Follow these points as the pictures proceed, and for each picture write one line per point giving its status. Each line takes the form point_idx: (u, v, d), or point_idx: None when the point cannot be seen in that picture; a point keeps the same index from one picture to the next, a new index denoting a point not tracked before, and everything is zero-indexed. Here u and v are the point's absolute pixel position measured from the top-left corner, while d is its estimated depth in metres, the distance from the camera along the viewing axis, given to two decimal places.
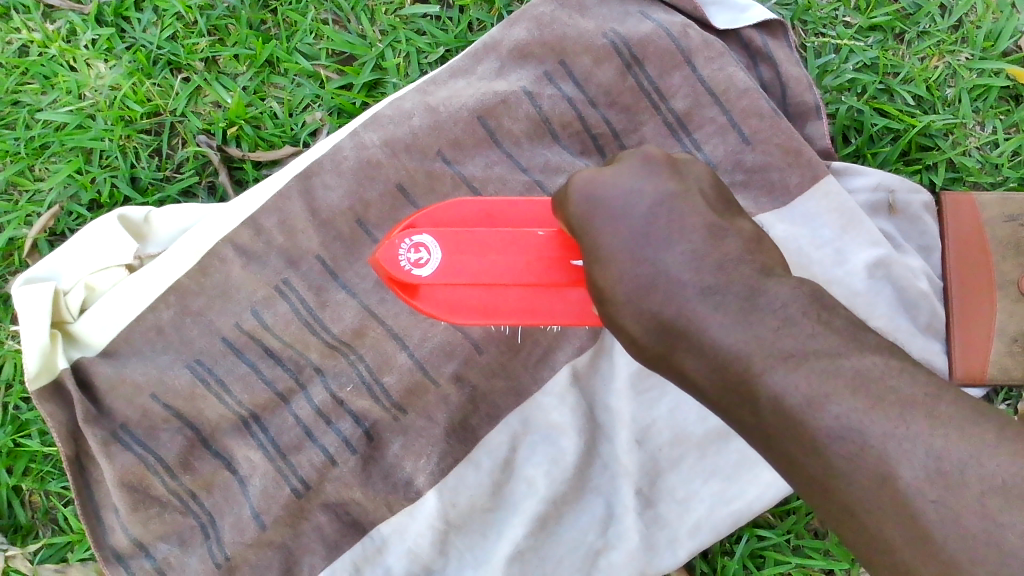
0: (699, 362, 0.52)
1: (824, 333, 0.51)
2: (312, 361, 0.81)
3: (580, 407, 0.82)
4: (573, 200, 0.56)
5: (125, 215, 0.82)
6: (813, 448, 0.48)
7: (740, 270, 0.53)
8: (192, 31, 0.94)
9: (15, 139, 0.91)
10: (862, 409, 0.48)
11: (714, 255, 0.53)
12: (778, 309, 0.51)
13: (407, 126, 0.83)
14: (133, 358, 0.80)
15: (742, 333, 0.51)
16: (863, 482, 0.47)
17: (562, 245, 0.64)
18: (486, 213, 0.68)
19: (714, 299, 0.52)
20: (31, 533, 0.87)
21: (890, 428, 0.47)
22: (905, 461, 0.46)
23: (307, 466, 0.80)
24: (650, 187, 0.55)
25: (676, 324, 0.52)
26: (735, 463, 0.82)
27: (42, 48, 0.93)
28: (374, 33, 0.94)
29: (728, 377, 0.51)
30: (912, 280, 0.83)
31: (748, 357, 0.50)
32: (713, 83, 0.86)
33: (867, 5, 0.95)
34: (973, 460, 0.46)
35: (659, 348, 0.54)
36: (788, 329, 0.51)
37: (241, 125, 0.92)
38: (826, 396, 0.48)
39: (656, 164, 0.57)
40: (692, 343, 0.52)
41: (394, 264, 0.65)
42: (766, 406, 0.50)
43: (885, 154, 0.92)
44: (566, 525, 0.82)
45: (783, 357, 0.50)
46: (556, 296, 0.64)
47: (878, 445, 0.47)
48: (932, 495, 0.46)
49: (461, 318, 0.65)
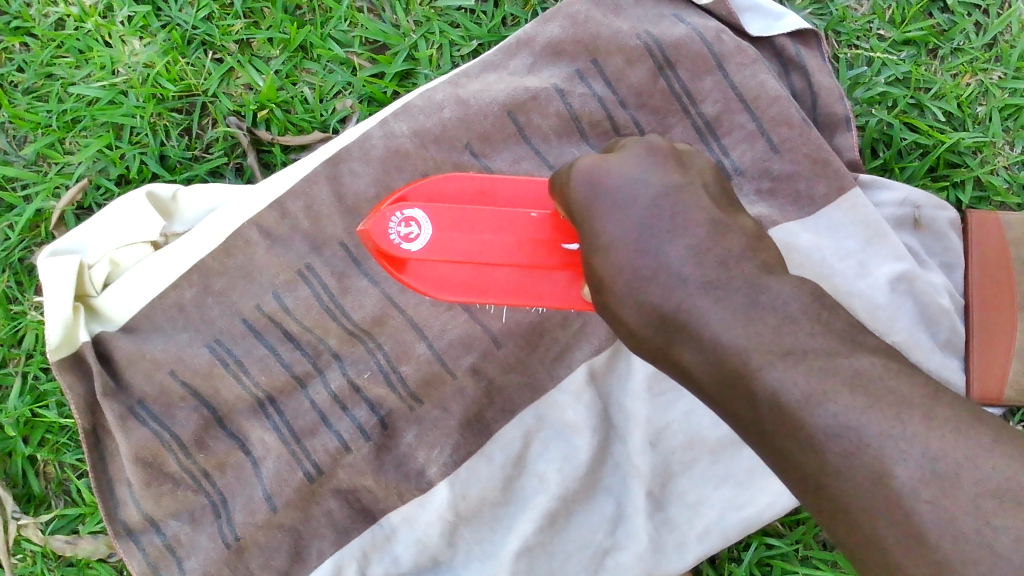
0: (698, 355, 0.52)
1: (823, 333, 0.51)
2: (331, 346, 0.81)
3: (595, 405, 0.82)
4: (575, 186, 0.56)
5: (153, 192, 0.82)
6: (810, 445, 0.48)
7: (741, 266, 0.53)
8: (227, 12, 0.94)
9: (47, 112, 0.91)
10: (859, 407, 0.48)
11: (716, 250, 0.53)
12: (778, 306, 0.51)
13: (437, 117, 0.84)
14: (154, 335, 0.80)
15: (743, 329, 0.51)
16: (858, 480, 0.47)
17: (553, 228, 0.65)
18: (478, 191, 0.70)
19: (714, 293, 0.52)
20: (44, 504, 0.87)
21: (886, 427, 0.47)
22: (901, 461, 0.47)
23: (321, 450, 0.80)
24: (654, 177, 0.55)
25: (675, 318, 0.52)
26: (747, 470, 0.82)
27: (79, 22, 0.93)
28: (408, 23, 0.95)
29: (726, 371, 0.51)
30: (935, 297, 0.83)
31: (746, 352, 0.50)
32: (744, 89, 0.85)
33: (902, 19, 0.95)
34: (969, 462, 0.47)
35: (656, 339, 0.53)
36: (787, 327, 0.51)
37: (271, 109, 0.92)
38: (823, 393, 0.48)
39: (659, 155, 0.56)
40: (692, 336, 0.52)
41: (384, 237, 0.68)
42: (763, 403, 0.50)
43: (913, 169, 0.91)
44: (575, 523, 0.82)
45: (780, 353, 0.50)
46: (542, 278, 0.66)
47: (875, 445, 0.47)
48: (926, 496, 0.46)
49: (448, 293, 0.67)
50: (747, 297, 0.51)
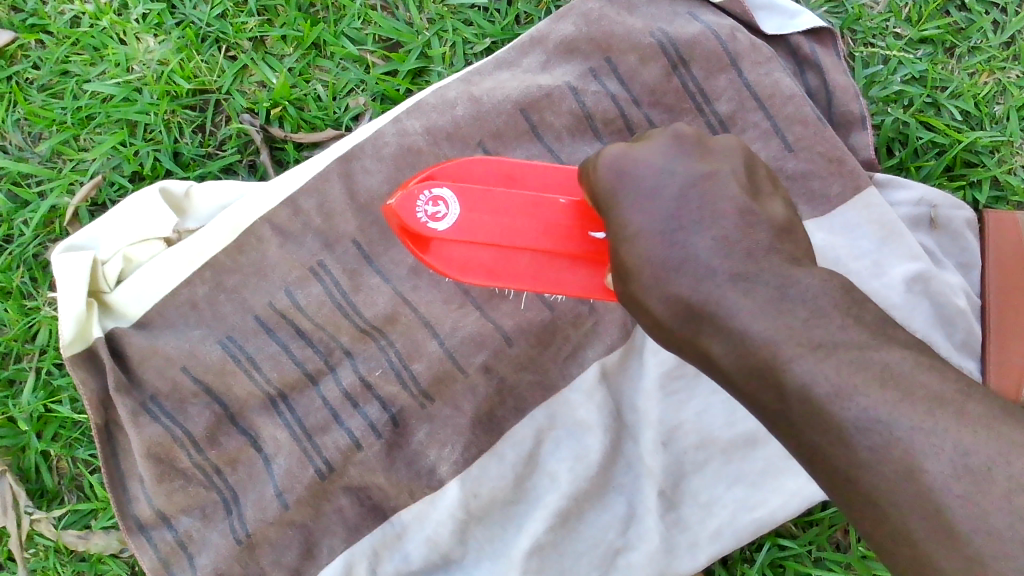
0: (725, 346, 0.52)
1: (854, 326, 0.50)
2: (342, 344, 0.81)
3: (607, 404, 0.81)
4: (601, 171, 0.56)
5: (167, 188, 0.82)
6: (840, 438, 0.48)
7: (769, 259, 0.52)
8: (241, 10, 0.94)
9: (62, 109, 0.92)
10: (890, 401, 0.47)
11: (744, 242, 0.53)
12: (808, 300, 0.51)
13: (450, 115, 0.84)
14: (167, 332, 0.81)
15: (770, 321, 0.50)
16: (886, 474, 0.47)
17: (581, 215, 0.65)
18: (503, 176, 0.69)
19: (742, 285, 0.51)
20: (57, 499, 0.87)
21: (918, 420, 0.47)
22: (931, 455, 0.46)
23: (332, 448, 0.80)
24: (681, 166, 0.55)
25: (705, 310, 0.52)
26: (760, 470, 0.81)
27: (94, 19, 0.94)
28: (421, 21, 0.95)
29: (755, 362, 0.51)
30: (950, 296, 0.82)
31: (777, 345, 0.50)
32: (759, 88, 0.85)
33: (919, 17, 0.94)
34: (1001, 458, 0.46)
35: (684, 332, 0.53)
36: (817, 320, 0.50)
37: (285, 106, 0.92)
38: (853, 387, 0.48)
39: (687, 144, 0.57)
40: (720, 327, 0.51)
41: (411, 214, 0.66)
42: (792, 394, 0.49)
43: (929, 168, 0.91)
44: (587, 522, 0.81)
45: (811, 346, 0.49)
46: (567, 266, 0.66)
47: (905, 438, 0.46)
48: (958, 490, 0.45)
49: (468, 275, 0.66)
50: (777, 291, 0.51)
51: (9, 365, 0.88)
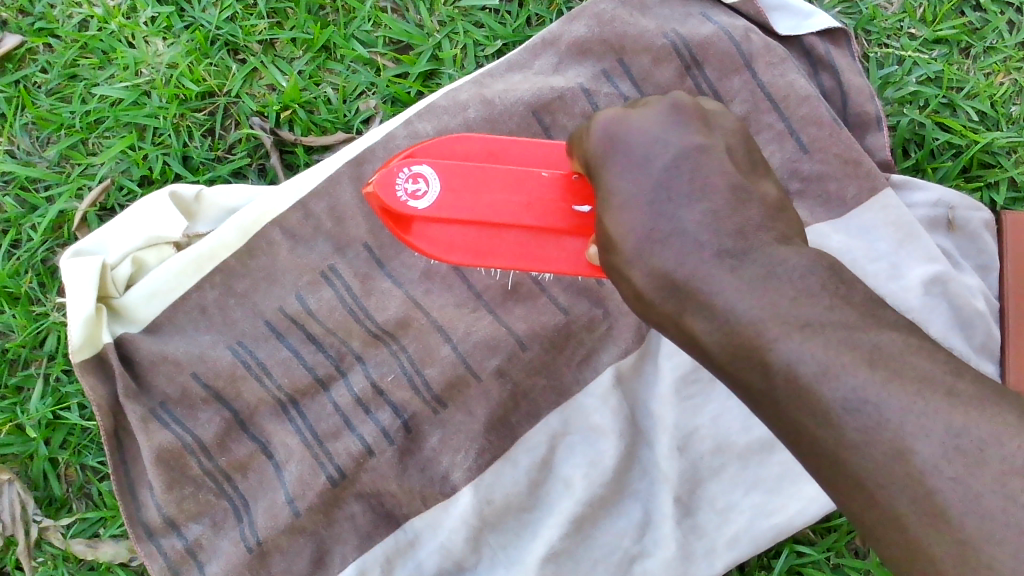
0: (710, 325, 0.50)
1: (841, 307, 0.49)
2: (353, 348, 0.80)
3: (622, 409, 0.80)
4: (595, 138, 0.56)
5: (177, 191, 0.81)
6: (826, 420, 0.46)
7: (759, 236, 0.51)
8: (251, 12, 0.94)
9: (71, 113, 0.91)
10: (878, 381, 0.46)
11: (735, 218, 0.51)
12: (795, 280, 0.49)
13: (462, 117, 0.83)
14: (176, 337, 0.80)
15: (757, 298, 0.48)
16: (875, 455, 0.45)
17: (565, 190, 0.64)
18: (488, 152, 0.68)
19: (730, 262, 0.50)
20: (65, 507, 0.86)
21: (907, 402, 0.45)
22: (921, 437, 0.44)
23: (344, 454, 0.79)
24: (675, 137, 0.54)
25: (688, 285, 0.50)
26: (777, 476, 0.80)
27: (102, 23, 0.93)
28: (432, 23, 0.94)
29: (740, 342, 0.48)
30: (968, 299, 0.80)
31: (761, 324, 0.48)
32: (773, 88, 0.84)
33: (934, 17, 0.93)
34: (993, 439, 0.44)
35: (667, 306, 0.51)
36: (805, 299, 0.48)
37: (295, 109, 0.91)
38: (840, 366, 0.46)
39: (684, 114, 0.55)
40: (702, 304, 0.50)
41: (390, 193, 0.66)
42: (778, 373, 0.47)
43: (946, 169, 0.90)
44: (602, 529, 0.80)
45: (798, 325, 0.47)
46: (553, 243, 0.64)
47: (895, 420, 0.45)
48: (950, 473, 0.44)
49: (450, 254, 0.66)
50: (763, 271, 0.49)
51: (18, 371, 0.87)
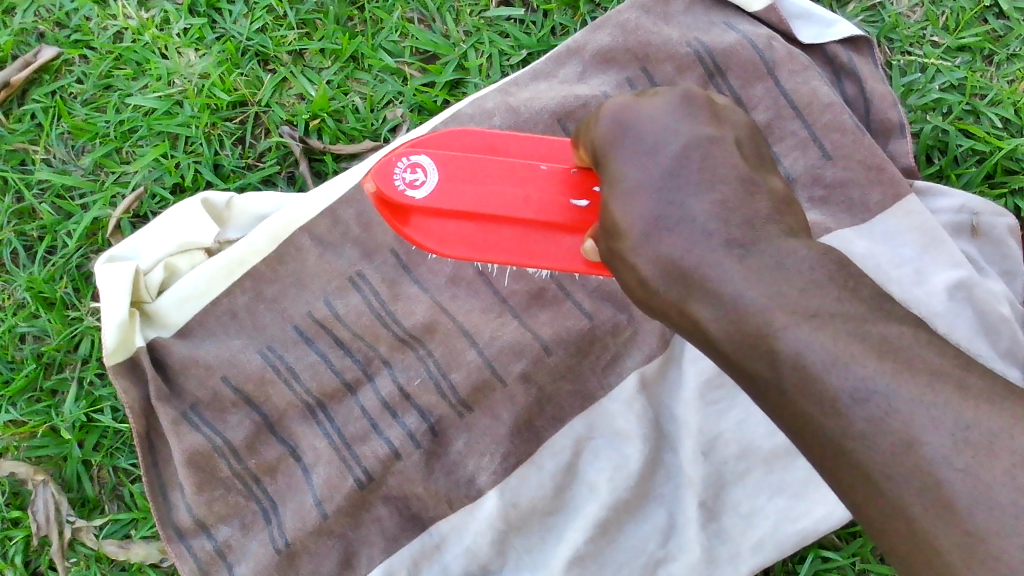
0: (714, 311, 0.49)
1: (850, 299, 0.49)
2: (381, 353, 0.81)
3: (647, 414, 0.81)
4: (603, 125, 0.55)
5: (208, 199, 0.83)
6: (835, 409, 0.47)
7: (768, 228, 0.51)
8: (281, 24, 0.96)
9: (105, 123, 0.93)
10: (890, 373, 0.47)
11: (743, 210, 0.50)
12: (804, 270, 0.49)
13: (488, 125, 0.84)
14: (207, 341, 0.82)
15: (765, 287, 0.48)
16: (885, 445, 0.46)
17: (564, 184, 0.65)
18: (488, 146, 0.69)
19: (737, 253, 0.49)
20: (98, 508, 0.87)
21: (918, 393, 0.46)
22: (930, 427, 0.46)
23: (372, 457, 0.80)
24: (685, 127, 0.53)
25: (695, 273, 0.49)
26: (802, 480, 0.80)
27: (136, 35, 0.95)
28: (458, 33, 0.95)
29: (746, 331, 0.49)
30: (994, 305, 0.80)
31: (770, 311, 0.48)
32: (796, 96, 0.85)
33: (956, 25, 0.94)
34: (1002, 432, 0.46)
35: (670, 295, 0.51)
36: (814, 290, 0.49)
37: (323, 118, 0.93)
38: (851, 356, 0.47)
39: (694, 104, 0.54)
40: (709, 291, 0.49)
41: (389, 183, 0.67)
42: (786, 362, 0.48)
43: (969, 176, 0.90)
44: (627, 533, 0.80)
45: (806, 315, 0.48)
46: (550, 239, 0.65)
47: (905, 411, 0.46)
48: (959, 464, 0.46)
49: (448, 248, 0.66)
50: (772, 261, 0.49)
51: (52, 374, 0.89)
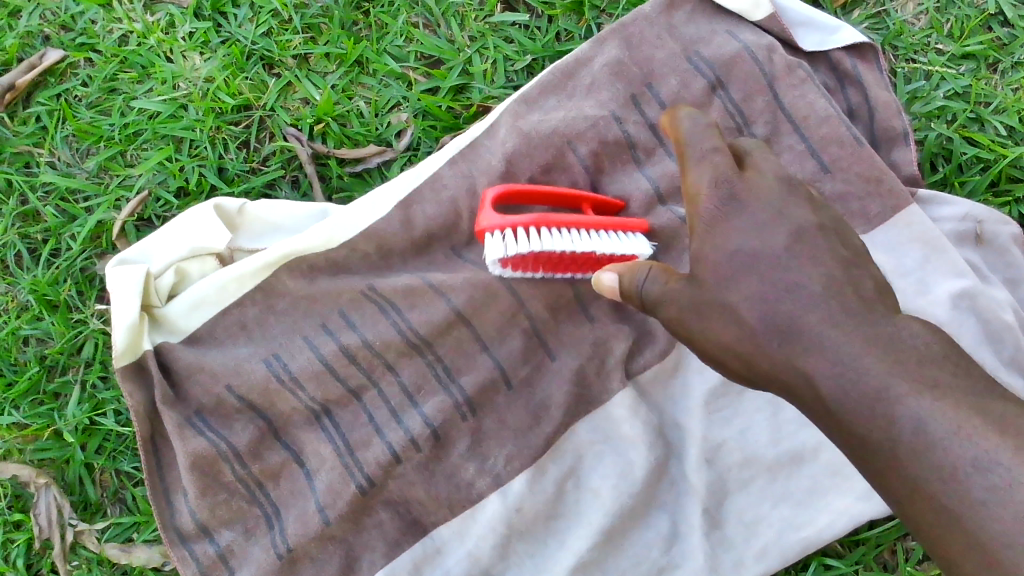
0: (804, 347, 0.57)
1: (919, 359, 0.56)
2: (386, 360, 0.80)
3: (651, 420, 0.81)
4: (708, 199, 0.60)
5: (220, 205, 0.84)
6: (906, 440, 0.54)
7: (867, 292, 0.58)
8: (286, 28, 0.96)
9: (110, 126, 0.93)
10: (952, 422, 0.53)
11: (842, 280, 0.58)
12: (877, 321, 0.57)
13: (502, 152, 0.85)
14: (213, 350, 0.82)
15: (849, 329, 0.57)
16: (946, 480, 0.53)
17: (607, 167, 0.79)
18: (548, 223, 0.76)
19: (832, 300, 0.57)
20: (100, 511, 0.87)
21: (977, 441, 0.53)
22: (984, 471, 0.53)
23: (374, 463, 0.79)
24: (792, 213, 0.60)
25: (784, 317, 0.57)
26: (806, 489, 0.81)
27: (141, 38, 0.95)
28: (463, 38, 0.95)
29: (824, 365, 0.56)
30: (999, 312, 0.81)
31: (845, 351, 0.56)
32: (793, 110, 0.85)
33: (961, 33, 0.94)
34: None
35: (769, 334, 0.58)
36: (890, 338, 0.57)
37: (328, 122, 0.93)
38: (918, 393, 0.55)
39: (796, 189, 0.61)
40: (795, 328, 0.57)
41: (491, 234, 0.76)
42: (858, 393, 0.56)
43: (974, 183, 0.90)
44: (631, 539, 0.80)
45: (888, 358, 0.56)
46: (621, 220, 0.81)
47: (962, 455, 0.53)
48: (1012, 505, 0.52)
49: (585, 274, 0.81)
50: (869, 317, 0.57)
51: (55, 377, 0.89)
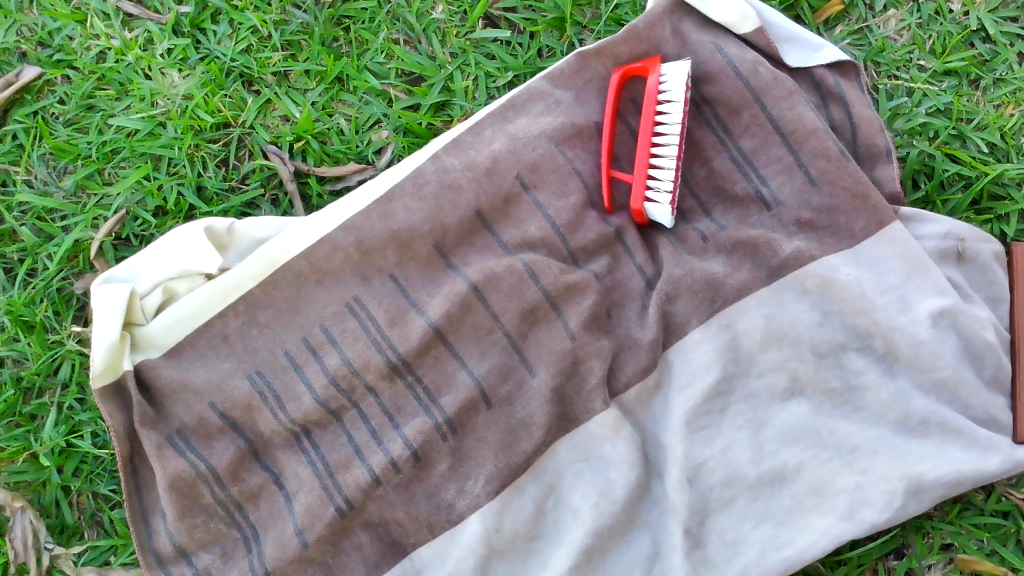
0: None
1: None
2: (366, 381, 0.80)
3: (634, 439, 0.81)
4: None
5: (211, 226, 0.82)
6: None
7: None
8: (265, 45, 0.95)
9: (87, 144, 0.93)
10: None
11: None
12: None
13: (488, 151, 0.84)
14: (198, 364, 0.81)
15: None
16: None
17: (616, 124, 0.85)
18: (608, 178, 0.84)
19: None
20: (77, 534, 0.86)
21: None
22: None
23: (353, 485, 0.79)
24: None
25: None
26: (787, 508, 0.80)
27: (120, 55, 0.95)
28: (444, 55, 0.95)
29: None
30: (981, 331, 0.82)
31: None
32: (782, 122, 0.85)
33: (943, 49, 0.94)
34: None
35: None
36: None
37: (307, 140, 0.92)
38: None
39: None
40: None
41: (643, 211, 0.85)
42: None
43: (956, 201, 0.90)
44: (611, 559, 0.80)
45: None
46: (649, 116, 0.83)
47: None
48: None
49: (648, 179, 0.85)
50: None
51: (31, 399, 0.88)
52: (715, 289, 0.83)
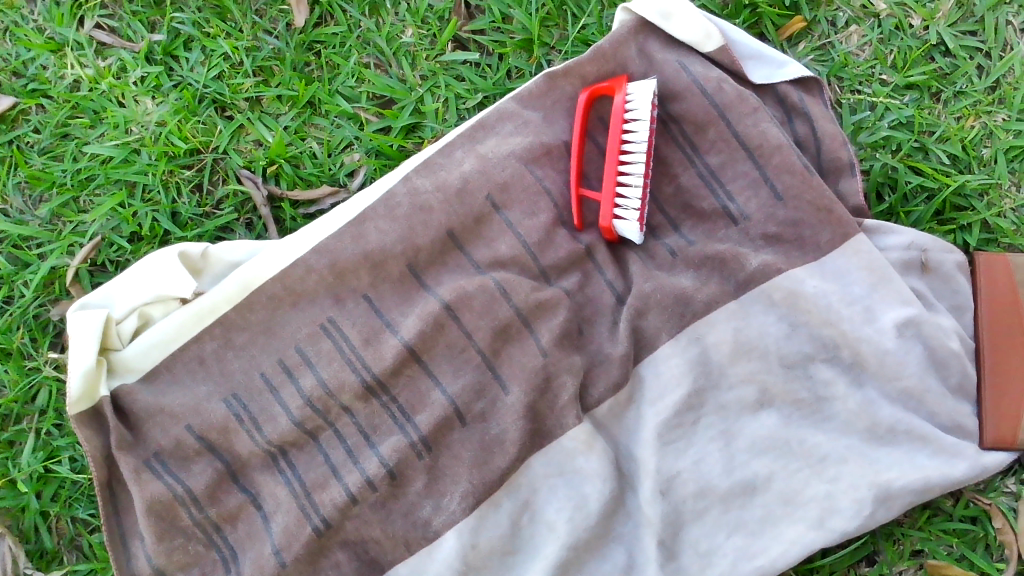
0: None
1: None
2: (341, 401, 0.81)
3: (607, 454, 0.82)
4: None
5: (185, 251, 0.83)
6: None
7: None
8: (237, 71, 0.96)
9: (62, 172, 0.94)
10: None
11: None
12: None
13: (458, 172, 0.86)
14: (174, 388, 0.82)
15: None
16: None
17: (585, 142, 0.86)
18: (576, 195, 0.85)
19: None
20: (56, 559, 0.87)
21: None
22: None
23: (329, 504, 0.80)
24: None
25: None
26: (759, 518, 0.82)
27: (93, 83, 0.96)
28: (414, 77, 0.96)
29: None
30: (946, 340, 0.84)
31: None
32: (747, 138, 0.86)
33: (904, 63, 0.96)
34: None
35: None
36: None
37: (281, 163, 0.94)
38: None
39: None
40: None
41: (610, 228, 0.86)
42: None
43: (919, 213, 0.92)
44: (587, 572, 0.81)
45: None
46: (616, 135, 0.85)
47: None
48: None
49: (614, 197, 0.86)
50: None
51: (9, 426, 0.89)
52: (684, 303, 0.84)
